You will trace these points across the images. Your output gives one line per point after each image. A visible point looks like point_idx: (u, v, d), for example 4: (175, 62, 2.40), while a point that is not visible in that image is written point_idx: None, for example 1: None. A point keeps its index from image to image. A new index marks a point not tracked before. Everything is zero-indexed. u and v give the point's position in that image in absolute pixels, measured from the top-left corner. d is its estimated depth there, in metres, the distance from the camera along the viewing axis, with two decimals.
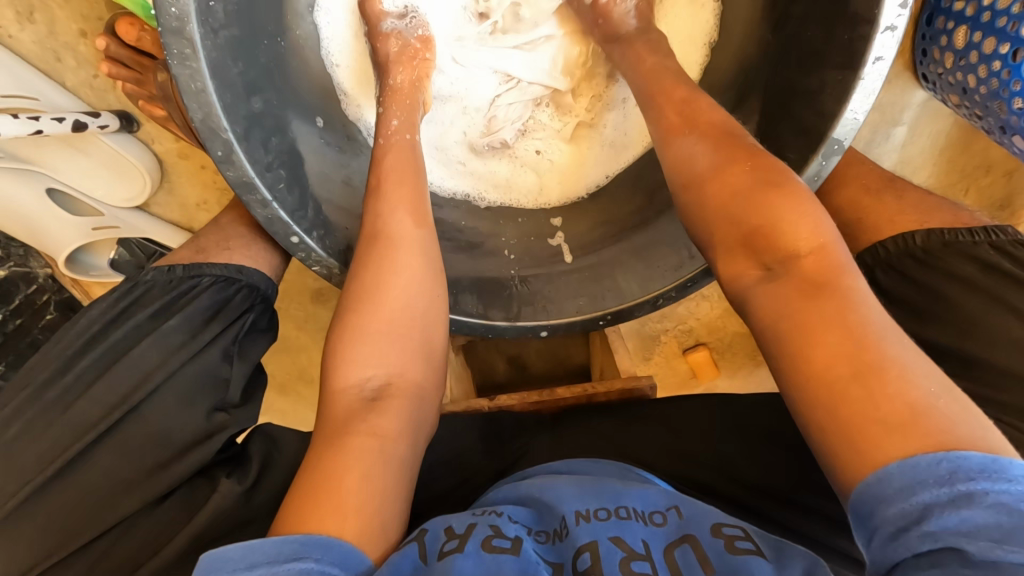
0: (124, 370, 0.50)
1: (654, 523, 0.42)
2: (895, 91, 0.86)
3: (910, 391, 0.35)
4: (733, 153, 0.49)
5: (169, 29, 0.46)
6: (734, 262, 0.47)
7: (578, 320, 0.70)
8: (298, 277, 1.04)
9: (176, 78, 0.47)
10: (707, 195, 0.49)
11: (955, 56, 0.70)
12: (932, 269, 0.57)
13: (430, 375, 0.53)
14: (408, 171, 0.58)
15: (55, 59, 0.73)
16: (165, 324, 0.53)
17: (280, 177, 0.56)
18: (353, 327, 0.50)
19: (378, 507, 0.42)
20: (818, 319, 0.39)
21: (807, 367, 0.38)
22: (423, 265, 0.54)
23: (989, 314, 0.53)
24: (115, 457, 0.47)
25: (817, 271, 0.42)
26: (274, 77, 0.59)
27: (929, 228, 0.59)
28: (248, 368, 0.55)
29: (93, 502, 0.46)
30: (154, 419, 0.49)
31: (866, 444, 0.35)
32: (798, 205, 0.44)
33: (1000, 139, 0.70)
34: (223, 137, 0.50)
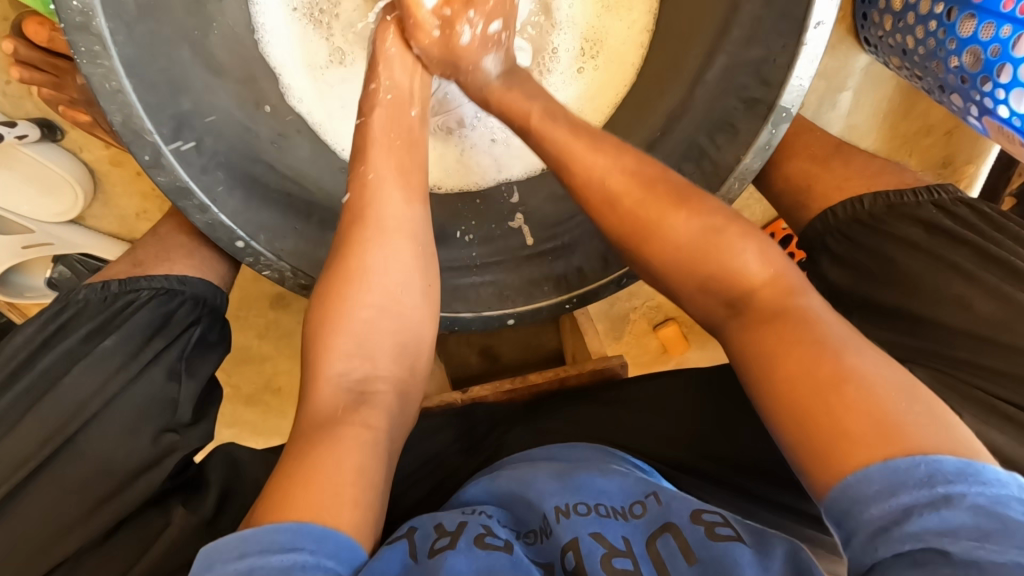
0: (59, 397, 0.47)
1: (634, 516, 0.42)
2: (839, 57, 0.87)
3: (876, 396, 0.36)
4: (663, 197, 0.50)
5: (73, 25, 0.42)
6: (697, 301, 0.49)
7: (543, 306, 0.70)
8: (255, 282, 1.00)
9: (88, 78, 0.44)
10: (661, 262, 0.50)
11: (894, 19, 0.71)
12: (879, 232, 0.58)
13: (414, 365, 0.53)
14: (399, 133, 0.56)
15: None
16: (102, 345, 0.50)
17: (218, 178, 0.53)
18: (337, 313, 0.50)
19: (370, 496, 0.41)
20: (785, 339, 0.41)
21: (777, 395, 0.39)
22: (415, 246, 0.53)
23: (935, 272, 0.55)
24: (54, 493, 0.45)
25: (774, 302, 0.44)
26: (201, 72, 0.55)
27: (876, 192, 0.61)
28: (199, 384, 0.52)
29: (33, 537, 0.44)
30: (98, 445, 0.47)
31: (842, 444, 0.35)
32: (747, 245, 0.47)
33: (939, 99, 0.71)
34: (149, 140, 0.47)
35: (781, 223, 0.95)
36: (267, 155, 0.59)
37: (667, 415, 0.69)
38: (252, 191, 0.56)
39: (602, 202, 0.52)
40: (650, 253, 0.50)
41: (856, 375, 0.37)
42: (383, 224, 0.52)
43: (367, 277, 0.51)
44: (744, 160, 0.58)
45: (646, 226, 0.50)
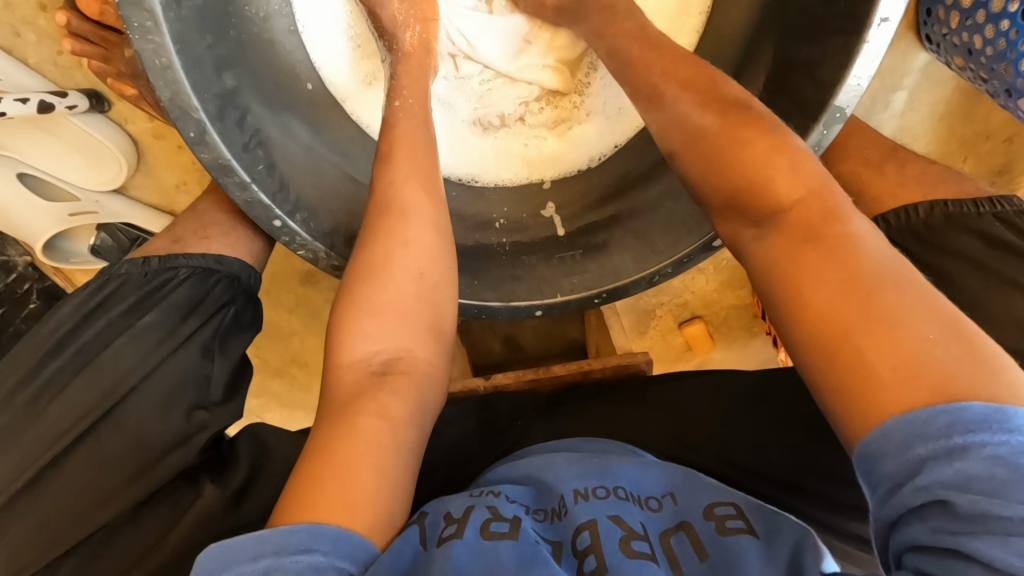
0: (101, 369, 0.49)
1: (650, 508, 0.42)
2: (897, 55, 0.83)
3: (905, 336, 0.34)
4: (706, 110, 0.49)
5: (127, 0, 0.42)
6: (731, 226, 0.47)
7: (573, 299, 0.69)
8: (286, 259, 1.01)
9: (139, 54, 0.44)
10: (688, 158, 0.50)
11: (961, 16, 0.67)
12: (933, 243, 0.56)
13: (439, 352, 0.53)
14: (416, 137, 0.57)
15: (15, 35, 0.68)
16: (142, 320, 0.51)
17: (258, 158, 0.53)
18: (362, 298, 0.50)
19: (380, 488, 0.41)
20: (811, 270, 0.39)
21: (806, 325, 0.38)
22: (437, 234, 0.53)
23: (988, 288, 0.53)
24: (93, 462, 0.46)
25: (812, 219, 0.41)
26: (242, 55, 0.55)
27: (933, 200, 0.58)
28: (231, 363, 0.53)
29: (74, 503, 0.45)
30: (135, 416, 0.48)
31: (864, 386, 0.34)
32: (779, 156, 0.44)
33: (1005, 103, 0.67)
34: (194, 117, 0.47)
35: None
36: (301, 140, 0.59)
37: (687, 416, 0.67)
38: (288, 172, 0.57)
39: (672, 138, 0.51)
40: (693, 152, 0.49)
41: (883, 312, 0.35)
42: (405, 211, 0.53)
43: (389, 261, 0.51)
44: None
45: (700, 160, 0.48)
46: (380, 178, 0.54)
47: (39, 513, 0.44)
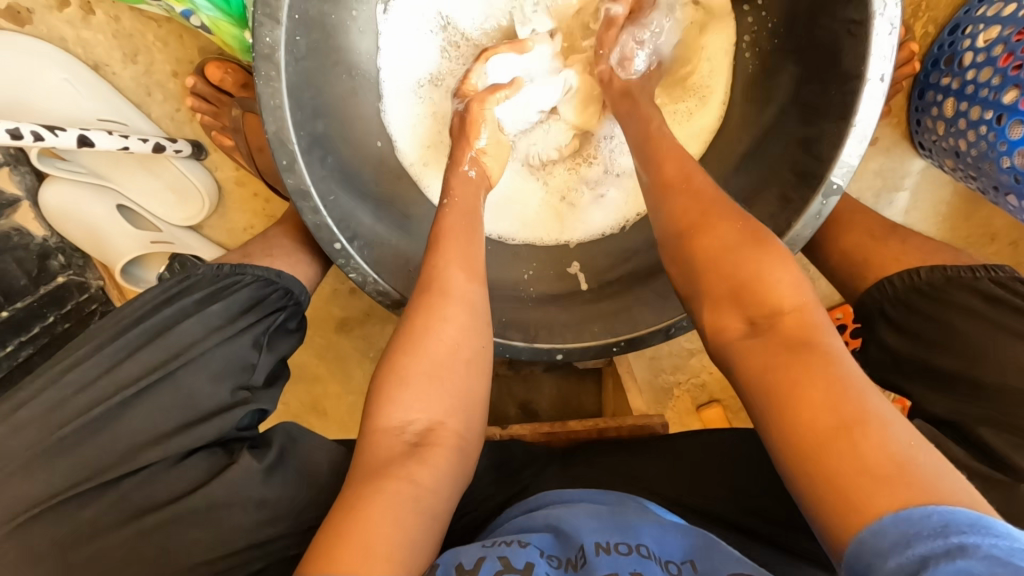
0: (169, 341, 0.53)
1: (670, 572, 0.45)
2: (895, 158, 0.92)
3: (892, 443, 0.37)
4: (719, 211, 0.54)
5: (260, 55, 0.52)
6: (719, 318, 0.50)
7: (592, 345, 0.74)
8: (326, 306, 1.09)
9: (259, 95, 0.53)
10: (697, 245, 0.53)
11: (947, 124, 0.76)
12: (935, 303, 0.61)
13: (469, 423, 0.55)
14: (464, 222, 0.63)
15: (146, 94, 0.82)
16: (211, 307, 0.56)
17: (331, 190, 0.62)
18: (399, 369, 0.54)
19: (409, 554, 0.43)
20: (802, 371, 0.41)
21: (795, 421, 0.40)
22: (473, 316, 0.58)
23: (994, 341, 0.56)
24: (147, 415, 0.50)
25: (800, 329, 0.45)
26: (336, 103, 0.65)
27: (933, 265, 0.63)
28: (274, 359, 0.58)
29: (126, 447, 0.49)
30: (188, 381, 0.51)
31: (849, 490, 0.36)
32: (781, 265, 0.48)
33: (994, 199, 0.74)
34: (289, 149, 0.57)
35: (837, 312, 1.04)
36: (366, 177, 0.69)
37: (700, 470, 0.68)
38: (352, 205, 0.66)
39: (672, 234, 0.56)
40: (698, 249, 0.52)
41: (873, 422, 0.38)
42: (446, 294, 0.58)
43: (428, 337, 0.55)
44: (796, 226, 0.61)
45: (702, 260, 0.52)
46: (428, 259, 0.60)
47: (91, 451, 0.48)
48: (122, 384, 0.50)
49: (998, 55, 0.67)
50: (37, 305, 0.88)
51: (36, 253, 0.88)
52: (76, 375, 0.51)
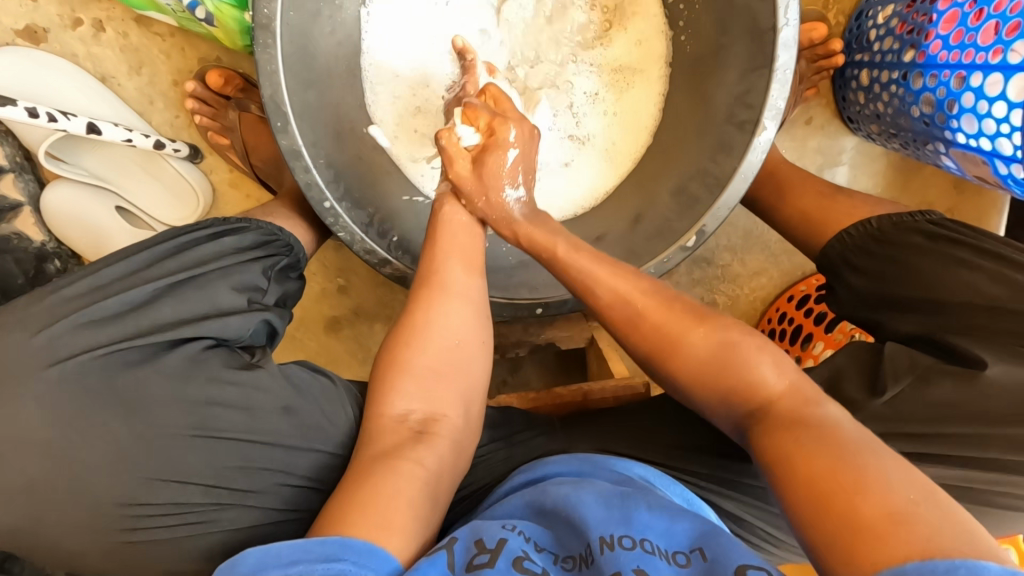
0: (191, 257, 0.57)
1: (678, 562, 0.44)
2: (830, 136, 1.02)
3: (892, 497, 0.38)
4: (693, 313, 0.59)
5: (259, 25, 0.60)
6: (720, 404, 0.54)
7: (570, 299, 0.78)
8: (315, 307, 1.12)
9: (257, 61, 0.60)
10: (683, 373, 0.56)
11: (866, 92, 0.87)
12: (889, 244, 0.70)
13: (466, 412, 0.59)
14: (470, 247, 0.67)
15: (149, 103, 0.90)
16: (226, 238, 0.61)
17: (320, 154, 0.69)
18: (404, 360, 0.58)
19: (415, 528, 0.45)
20: (800, 442, 0.44)
21: (797, 485, 0.42)
22: (472, 312, 0.63)
23: (941, 266, 0.65)
24: (175, 309, 0.52)
25: (793, 411, 0.49)
26: (324, 79, 0.72)
27: (880, 215, 0.73)
28: (279, 290, 0.63)
29: (149, 335, 0.50)
30: (211, 288, 0.55)
31: (858, 541, 0.37)
32: (767, 360, 0.53)
33: (916, 151, 0.84)
34: (283, 112, 0.63)
35: (800, 285, 1.11)
36: (353, 147, 0.75)
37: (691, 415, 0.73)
38: (340, 171, 0.72)
39: (630, 323, 0.61)
40: (677, 370, 0.57)
41: (871, 475, 0.40)
42: (444, 287, 0.63)
43: (430, 327, 0.60)
44: (747, 158, 0.69)
45: (691, 376, 0.56)
46: (426, 255, 0.66)
47: (119, 333, 0.49)
48: (150, 282, 0.53)
49: (895, 25, 0.78)
50: None
51: (34, 257, 0.91)
52: (107, 271, 0.53)
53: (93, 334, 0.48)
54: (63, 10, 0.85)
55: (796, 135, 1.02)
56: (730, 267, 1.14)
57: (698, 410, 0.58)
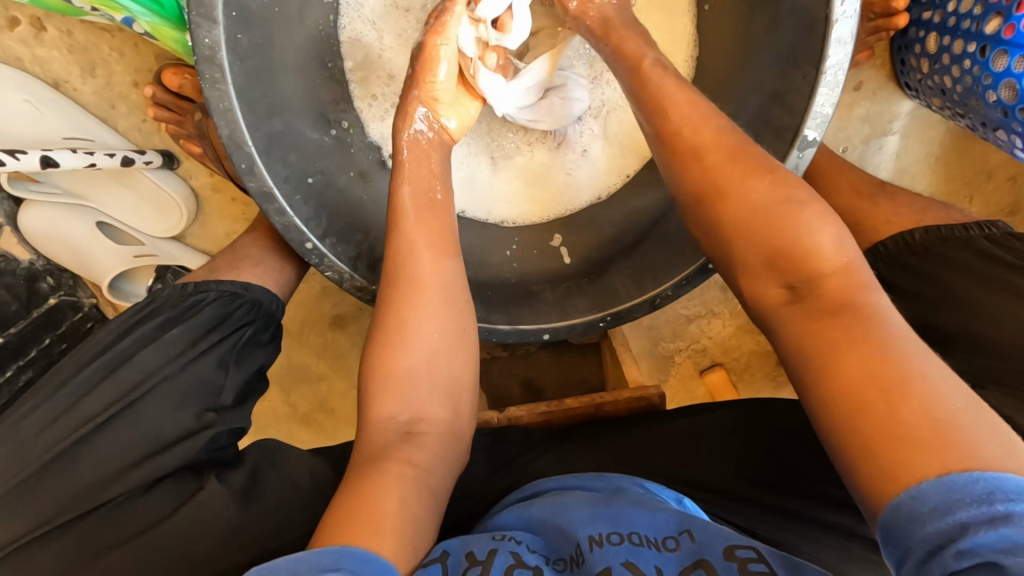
0: (129, 370, 0.55)
1: (667, 548, 0.45)
2: (881, 102, 0.89)
3: (937, 404, 0.36)
4: (748, 166, 0.51)
5: (202, 58, 0.51)
6: (757, 280, 0.49)
7: (579, 323, 0.73)
8: (318, 304, 1.08)
9: (207, 99, 0.52)
10: (722, 212, 0.51)
11: (930, 62, 0.73)
12: (936, 266, 0.58)
13: (454, 407, 0.57)
14: (440, 202, 0.62)
15: (110, 107, 0.81)
16: (169, 333, 0.57)
17: (297, 189, 0.61)
18: (384, 364, 0.55)
19: (410, 533, 0.45)
20: (842, 332, 0.41)
21: (832, 376, 0.40)
22: (453, 303, 0.58)
23: (997, 304, 0.53)
24: (109, 444, 0.52)
25: (842, 291, 0.44)
26: (290, 98, 0.62)
27: (927, 225, 0.61)
28: (244, 375, 0.59)
29: (89, 480, 0.51)
30: (149, 412, 0.54)
31: (886, 439, 0.36)
32: (822, 224, 0.47)
33: (984, 135, 0.72)
34: (246, 151, 0.56)
35: None
36: (336, 163, 0.67)
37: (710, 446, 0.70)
38: (322, 203, 0.64)
39: (687, 158, 0.53)
40: (726, 211, 0.51)
41: (910, 383, 0.37)
42: (422, 284, 0.57)
43: (408, 323, 0.55)
44: None
45: (732, 227, 0.50)
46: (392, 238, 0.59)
47: (57, 484, 0.50)
48: (85, 420, 0.53)
49: None
50: (31, 330, 0.88)
51: (24, 278, 0.89)
52: (45, 409, 0.54)
53: (38, 481, 0.50)
54: None
55: (841, 103, 0.88)
56: None
57: (727, 282, 0.53)
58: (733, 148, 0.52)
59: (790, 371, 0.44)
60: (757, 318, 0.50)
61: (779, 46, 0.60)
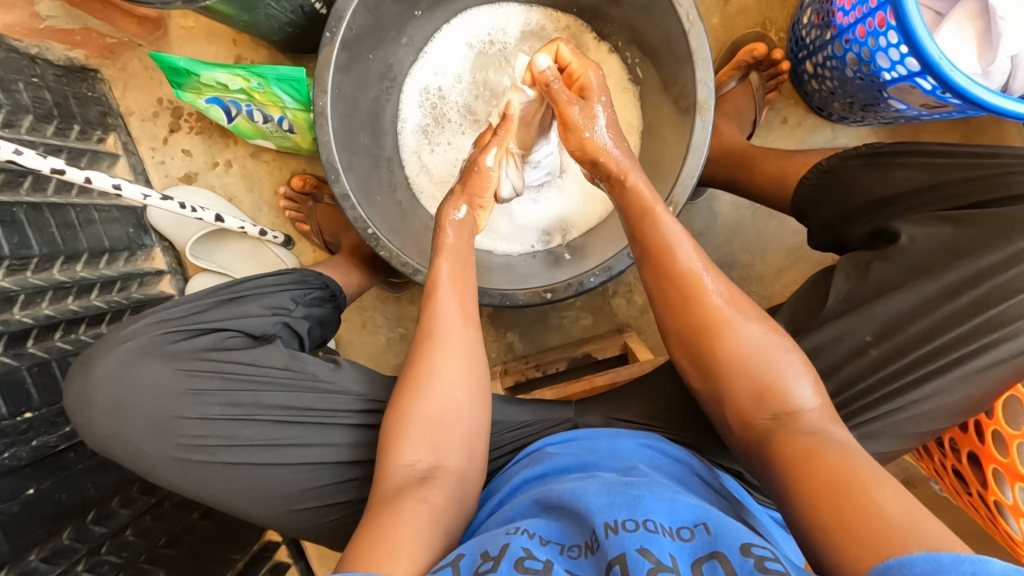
0: (241, 284, 0.82)
1: (682, 538, 0.50)
2: (813, 129, 1.11)
3: (892, 508, 0.48)
4: (739, 306, 0.68)
5: (318, 113, 0.86)
6: (746, 409, 0.64)
7: (572, 282, 0.91)
8: (382, 358, 1.27)
9: (319, 136, 0.87)
10: (716, 344, 0.66)
11: (815, 78, 0.99)
12: (838, 174, 0.76)
13: (463, 456, 0.68)
14: (463, 275, 0.78)
15: (259, 210, 1.24)
16: (269, 275, 0.85)
17: (364, 198, 0.92)
18: (411, 416, 0.67)
19: (420, 560, 0.54)
20: (823, 454, 0.55)
21: (814, 484, 0.53)
22: (468, 361, 0.71)
23: (881, 176, 0.72)
24: (221, 313, 0.77)
25: (815, 424, 0.60)
26: (366, 150, 0.98)
27: (823, 157, 0.81)
28: (308, 311, 0.86)
29: (202, 327, 0.75)
30: (248, 306, 0.79)
31: (858, 541, 0.47)
32: (793, 362, 0.64)
33: (876, 108, 0.91)
34: (336, 167, 0.88)
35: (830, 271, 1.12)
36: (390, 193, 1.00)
37: None
38: (379, 211, 0.95)
39: (691, 322, 0.69)
40: (717, 342, 0.66)
41: (873, 496, 0.49)
42: (442, 343, 0.71)
43: (433, 379, 0.69)
44: (695, 136, 0.83)
45: (726, 360, 0.66)
46: (427, 307, 0.74)
47: (184, 323, 0.75)
48: (207, 301, 0.78)
49: (813, 18, 0.92)
50: None
51: None
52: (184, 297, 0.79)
53: (172, 320, 0.75)
54: (207, 158, 1.22)
55: (776, 134, 1.11)
56: (754, 266, 1.18)
57: (717, 413, 0.68)
58: (730, 288, 0.70)
59: (781, 483, 0.57)
60: (751, 446, 0.63)
61: (674, 70, 0.88)
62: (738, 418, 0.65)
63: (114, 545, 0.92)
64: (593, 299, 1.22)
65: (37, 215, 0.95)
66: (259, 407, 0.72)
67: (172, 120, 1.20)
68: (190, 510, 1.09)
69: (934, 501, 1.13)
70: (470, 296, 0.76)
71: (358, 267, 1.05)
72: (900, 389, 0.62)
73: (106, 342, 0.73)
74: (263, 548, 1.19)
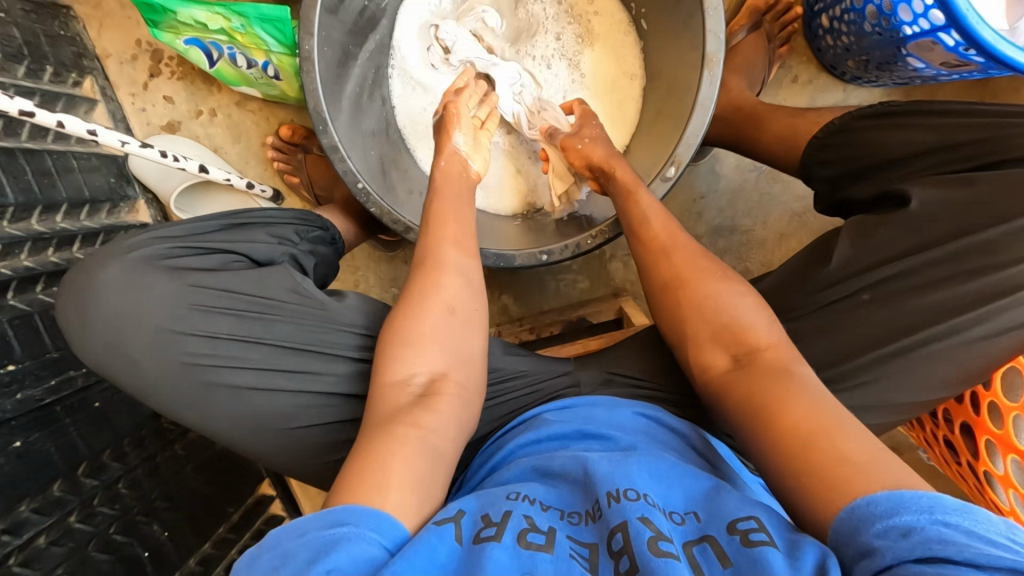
0: (241, 217, 0.80)
1: (675, 520, 0.50)
2: (824, 89, 1.06)
3: (854, 444, 0.48)
4: (702, 268, 0.71)
5: (304, 57, 0.81)
6: (710, 357, 0.66)
7: (570, 242, 0.89)
8: None
9: (305, 81, 0.81)
10: (681, 297, 0.70)
11: (829, 33, 0.94)
12: (854, 135, 0.74)
13: (462, 371, 0.65)
14: (452, 209, 0.76)
15: (246, 162, 1.19)
16: (268, 211, 0.83)
17: (353, 151, 0.88)
18: (403, 337, 0.65)
19: (416, 489, 0.51)
20: (779, 392, 0.56)
21: (778, 423, 0.53)
22: (464, 282, 0.70)
23: (901, 138, 0.70)
24: (220, 239, 0.76)
25: (774, 361, 0.60)
26: (354, 101, 0.92)
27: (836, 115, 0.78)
28: (310, 249, 0.85)
29: (202, 252, 0.74)
30: (250, 235, 0.78)
31: (823, 485, 0.47)
32: (754, 311, 0.66)
33: (892, 67, 0.87)
34: (323, 116, 0.83)
35: None
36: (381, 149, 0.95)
37: None
38: (370, 165, 0.91)
39: (663, 284, 0.73)
40: (685, 295, 0.70)
41: (831, 431, 0.50)
42: (437, 266, 0.70)
43: (426, 298, 0.67)
44: (700, 92, 0.80)
45: (694, 305, 0.69)
46: (420, 240, 0.73)
47: (182, 246, 0.73)
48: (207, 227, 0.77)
49: None
50: None
51: None
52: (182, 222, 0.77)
53: (170, 242, 0.73)
54: (190, 106, 1.16)
55: (786, 93, 1.07)
56: (755, 232, 1.16)
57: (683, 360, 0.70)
58: (696, 250, 0.74)
59: (741, 425, 0.58)
60: (710, 389, 0.64)
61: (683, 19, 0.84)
62: (699, 365, 0.67)
63: (107, 497, 0.92)
64: (590, 261, 1.20)
65: (10, 161, 0.91)
66: (258, 329, 0.71)
67: (152, 65, 1.14)
68: (184, 463, 1.09)
69: (920, 467, 1.14)
70: (469, 227, 0.76)
71: (348, 223, 1.02)
72: (899, 355, 0.62)
73: (100, 258, 0.70)
74: (258, 502, 1.21)
